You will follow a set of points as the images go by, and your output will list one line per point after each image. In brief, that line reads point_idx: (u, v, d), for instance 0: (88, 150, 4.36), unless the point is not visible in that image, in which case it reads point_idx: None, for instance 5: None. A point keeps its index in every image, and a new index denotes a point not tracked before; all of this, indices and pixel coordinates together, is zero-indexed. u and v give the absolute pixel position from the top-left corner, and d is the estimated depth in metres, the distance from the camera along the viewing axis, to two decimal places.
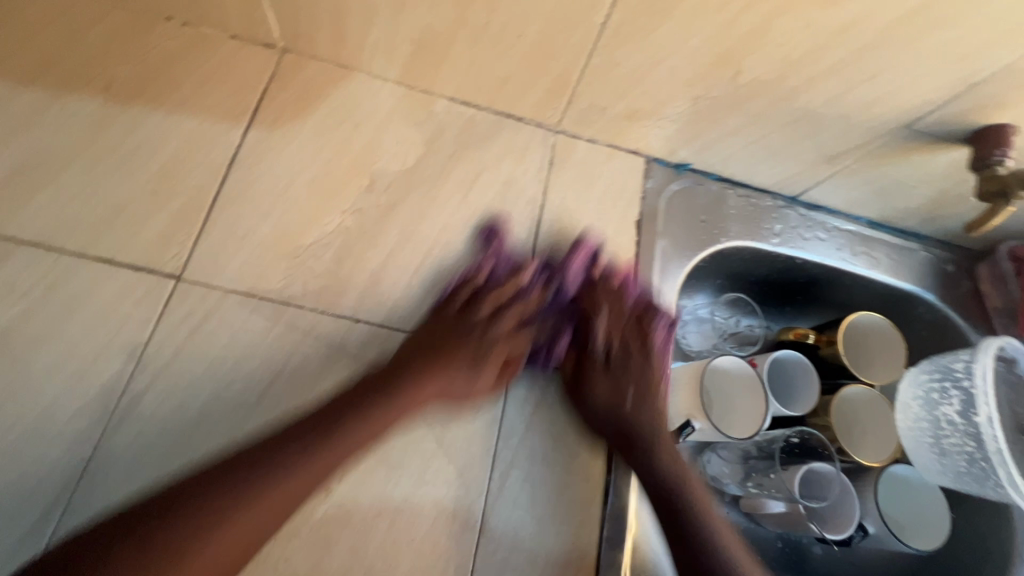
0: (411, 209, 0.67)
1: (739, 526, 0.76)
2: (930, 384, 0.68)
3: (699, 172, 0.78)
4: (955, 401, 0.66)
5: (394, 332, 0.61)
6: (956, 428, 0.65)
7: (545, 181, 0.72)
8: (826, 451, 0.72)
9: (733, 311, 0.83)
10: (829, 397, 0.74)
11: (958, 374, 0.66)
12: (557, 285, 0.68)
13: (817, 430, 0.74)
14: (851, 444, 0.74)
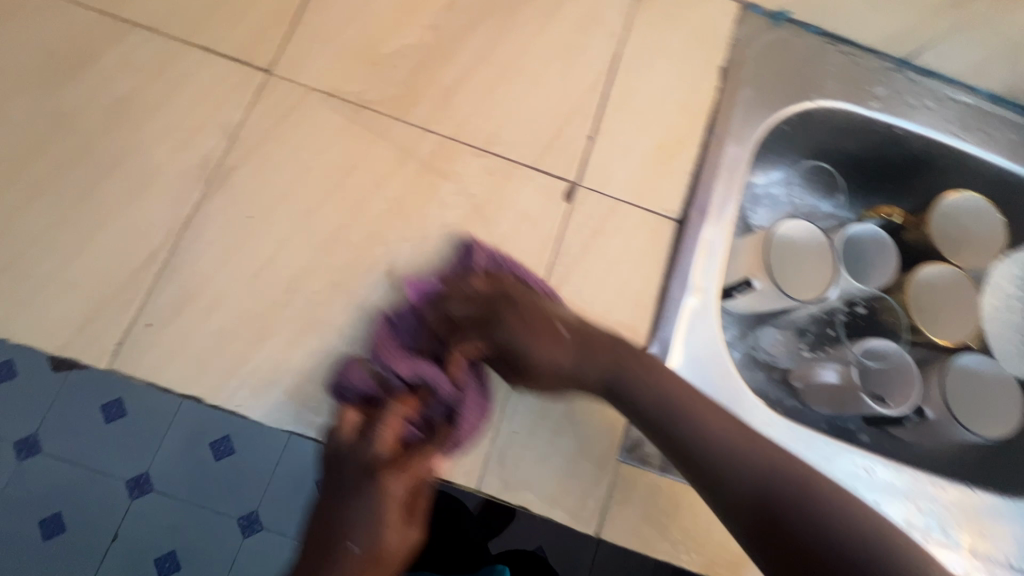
0: (487, 31, 0.66)
1: (785, 404, 0.73)
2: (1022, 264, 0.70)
3: (797, 23, 0.72)
4: None
5: (463, 145, 0.62)
6: None
7: (629, 16, 0.69)
8: (889, 325, 0.71)
9: (812, 188, 0.77)
10: (906, 277, 0.69)
11: None
12: (630, 121, 0.66)
13: (886, 299, 0.70)
14: (927, 326, 0.69)
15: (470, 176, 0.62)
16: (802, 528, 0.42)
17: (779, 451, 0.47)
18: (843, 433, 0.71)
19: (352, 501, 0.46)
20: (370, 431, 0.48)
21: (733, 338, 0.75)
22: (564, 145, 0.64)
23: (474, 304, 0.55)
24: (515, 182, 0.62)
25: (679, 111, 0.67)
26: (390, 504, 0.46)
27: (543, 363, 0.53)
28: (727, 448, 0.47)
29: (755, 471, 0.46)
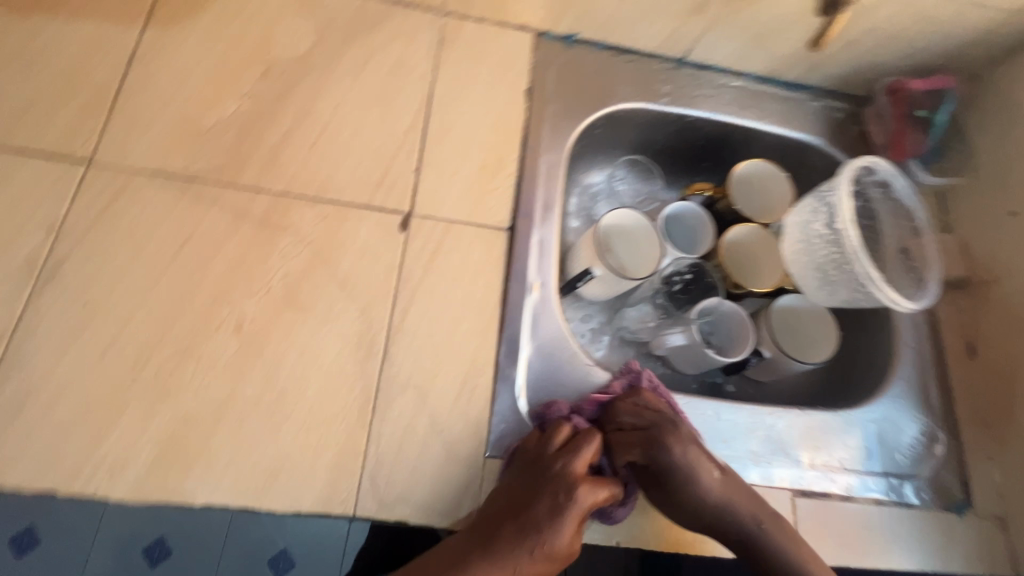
0: (305, 92, 0.72)
1: (657, 373, 0.84)
2: (808, 204, 0.73)
3: (586, 42, 0.82)
4: (820, 216, 0.71)
5: (296, 198, 0.67)
6: (824, 241, 0.71)
7: (435, 59, 0.77)
8: (711, 279, 0.80)
9: (637, 176, 0.90)
10: (719, 241, 0.80)
11: (825, 190, 0.71)
12: (450, 150, 0.73)
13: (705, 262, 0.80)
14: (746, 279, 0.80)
15: (306, 225, 0.66)
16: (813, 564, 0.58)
17: (787, 547, 0.58)
18: (714, 387, 0.83)
19: (527, 540, 0.54)
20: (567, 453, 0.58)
21: (599, 326, 0.85)
22: (393, 181, 0.70)
23: (643, 419, 0.62)
24: (351, 223, 0.67)
25: (494, 133, 0.75)
26: (551, 548, 0.54)
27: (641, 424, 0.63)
28: (754, 523, 0.59)
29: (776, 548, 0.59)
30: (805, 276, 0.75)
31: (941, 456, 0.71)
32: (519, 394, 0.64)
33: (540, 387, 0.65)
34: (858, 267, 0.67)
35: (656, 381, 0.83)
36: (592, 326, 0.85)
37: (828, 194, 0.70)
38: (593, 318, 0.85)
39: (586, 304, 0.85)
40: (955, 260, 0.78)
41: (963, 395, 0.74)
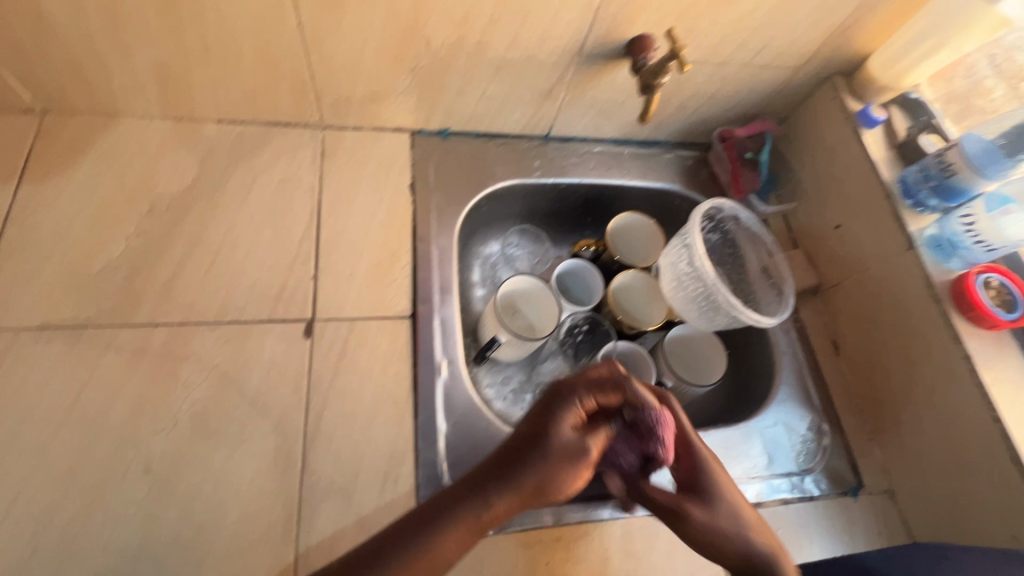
0: (194, 221, 0.75)
1: None
2: (671, 248, 0.83)
3: (459, 133, 0.91)
4: (682, 258, 0.81)
5: (196, 325, 0.68)
6: (688, 279, 0.80)
7: (320, 170, 0.83)
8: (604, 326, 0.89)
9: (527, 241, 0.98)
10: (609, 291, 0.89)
11: (682, 233, 0.82)
12: (345, 251, 0.77)
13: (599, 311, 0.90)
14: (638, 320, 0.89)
15: (208, 350, 0.67)
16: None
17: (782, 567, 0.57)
18: None
19: (522, 489, 0.53)
20: (592, 390, 0.59)
21: (520, 385, 0.90)
22: (293, 292, 0.73)
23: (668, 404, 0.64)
24: (255, 339, 0.69)
25: (385, 229, 0.80)
26: (555, 490, 0.54)
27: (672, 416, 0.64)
28: (760, 549, 0.57)
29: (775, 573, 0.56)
30: (686, 309, 0.84)
31: (830, 447, 0.79)
32: (443, 474, 0.66)
33: (462, 462, 0.68)
34: (720, 296, 0.76)
35: None
36: (513, 385, 0.90)
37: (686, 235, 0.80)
38: (513, 377, 0.90)
39: (504, 368, 0.90)
40: (805, 270, 0.90)
41: (836, 387, 0.84)
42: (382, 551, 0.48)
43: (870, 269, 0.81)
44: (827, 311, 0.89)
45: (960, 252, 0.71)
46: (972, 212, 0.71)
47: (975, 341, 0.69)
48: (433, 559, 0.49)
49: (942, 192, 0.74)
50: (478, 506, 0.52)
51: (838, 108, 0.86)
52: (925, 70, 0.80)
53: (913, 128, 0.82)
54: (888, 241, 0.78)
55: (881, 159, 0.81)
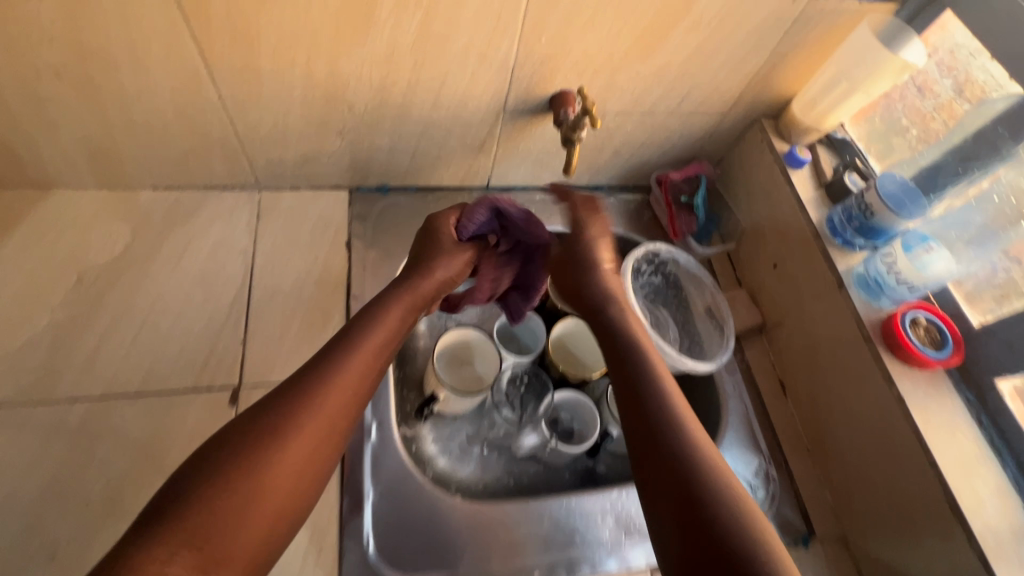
0: (122, 291, 0.75)
1: (532, 470, 0.87)
2: None
3: (398, 188, 0.92)
4: None
5: (114, 398, 0.67)
6: None
7: (255, 232, 0.83)
8: (544, 380, 0.88)
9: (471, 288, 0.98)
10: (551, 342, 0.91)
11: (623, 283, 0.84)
12: (277, 314, 0.77)
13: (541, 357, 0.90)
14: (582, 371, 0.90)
15: (127, 424, 0.66)
16: (729, 511, 0.48)
17: (730, 497, 0.50)
18: (590, 470, 0.89)
19: (384, 305, 0.67)
20: (454, 209, 0.79)
21: (468, 438, 0.88)
22: (219, 358, 0.72)
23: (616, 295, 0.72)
24: (177, 411, 0.68)
25: (319, 289, 0.80)
26: (436, 275, 0.73)
27: (614, 317, 0.69)
28: (675, 424, 0.55)
29: (687, 450, 0.53)
30: None
31: (779, 493, 0.77)
32: (368, 546, 0.65)
33: (390, 530, 0.66)
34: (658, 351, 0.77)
35: (531, 478, 0.86)
36: (460, 440, 0.88)
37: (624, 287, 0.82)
38: (460, 431, 0.89)
39: (451, 422, 0.89)
40: (749, 310, 0.90)
41: (784, 429, 0.82)
42: (302, 379, 0.56)
43: (807, 308, 0.81)
44: (772, 349, 0.88)
45: (886, 292, 0.72)
46: (892, 253, 0.73)
47: (907, 381, 0.68)
48: (342, 388, 0.57)
49: (865, 231, 0.75)
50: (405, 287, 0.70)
51: (767, 149, 0.88)
52: (844, 112, 0.81)
53: (840, 167, 0.83)
54: (821, 280, 0.78)
55: (808, 198, 0.83)
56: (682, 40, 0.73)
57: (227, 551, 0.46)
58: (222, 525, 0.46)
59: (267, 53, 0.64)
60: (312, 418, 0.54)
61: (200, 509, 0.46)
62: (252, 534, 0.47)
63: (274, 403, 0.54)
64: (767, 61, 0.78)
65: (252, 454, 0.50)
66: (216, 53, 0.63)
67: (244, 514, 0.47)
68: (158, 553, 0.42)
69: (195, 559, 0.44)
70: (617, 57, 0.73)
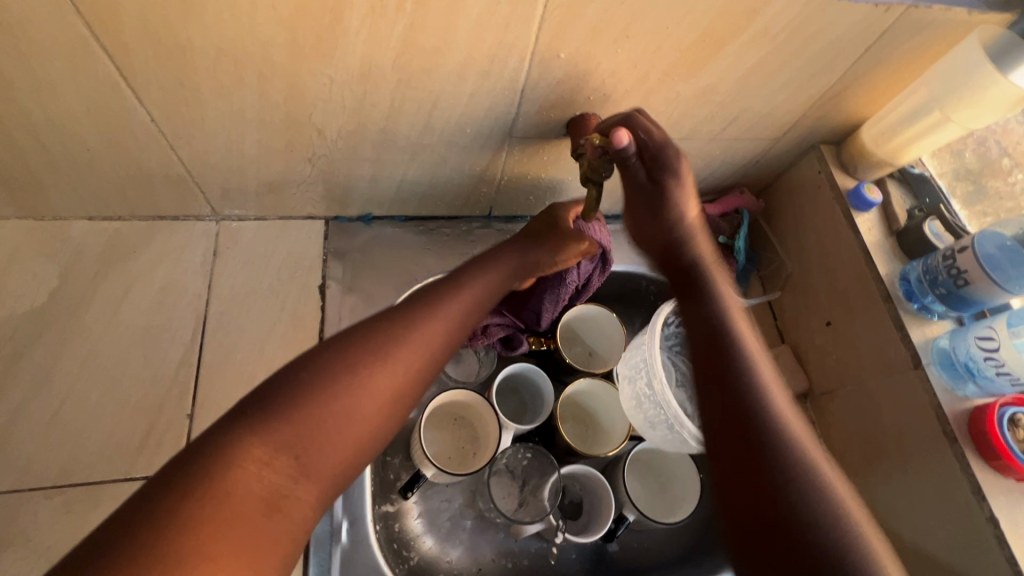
0: (44, 351, 0.62)
1: (532, 550, 0.74)
2: (630, 360, 0.71)
3: (384, 219, 0.77)
4: (642, 374, 0.68)
5: (30, 492, 0.56)
6: (649, 400, 0.67)
7: (210, 274, 0.69)
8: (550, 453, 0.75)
9: None
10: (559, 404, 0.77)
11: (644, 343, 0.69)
12: (232, 379, 0.65)
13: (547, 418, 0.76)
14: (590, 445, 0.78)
15: (43, 525, 0.55)
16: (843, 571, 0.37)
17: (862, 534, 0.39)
18: (600, 550, 0.76)
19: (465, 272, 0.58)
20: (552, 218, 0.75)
21: (458, 511, 0.74)
22: (160, 437, 0.60)
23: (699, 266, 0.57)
24: (103, 507, 0.57)
25: (285, 346, 0.68)
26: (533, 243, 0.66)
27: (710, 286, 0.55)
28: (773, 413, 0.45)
29: (783, 447, 0.43)
30: (648, 432, 0.70)
31: None
32: None
33: None
34: (684, 430, 0.63)
35: (531, 561, 0.73)
36: (450, 512, 0.74)
37: (646, 342, 0.69)
38: (451, 500, 0.75)
39: (439, 491, 0.74)
40: (793, 374, 0.76)
41: None
42: (405, 305, 0.51)
43: (866, 383, 0.67)
44: (819, 422, 0.74)
45: (978, 380, 0.58)
46: (993, 334, 0.58)
47: (994, 494, 0.56)
48: (444, 322, 0.51)
49: (951, 300, 0.62)
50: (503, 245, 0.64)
51: (827, 184, 0.73)
52: (927, 146, 0.67)
53: (916, 212, 0.70)
54: (889, 354, 0.65)
55: (876, 248, 0.68)
56: (736, 57, 0.58)
57: (320, 463, 0.42)
58: (317, 437, 0.42)
59: (207, 70, 0.50)
60: (368, 395, 0.44)
61: (300, 418, 0.41)
62: (342, 452, 0.43)
63: (380, 325, 0.48)
64: (838, 82, 0.63)
65: (342, 372, 0.44)
66: (140, 69, 0.49)
67: (333, 434, 0.42)
68: (256, 452, 0.39)
69: (289, 470, 0.40)
70: (654, 76, 0.58)
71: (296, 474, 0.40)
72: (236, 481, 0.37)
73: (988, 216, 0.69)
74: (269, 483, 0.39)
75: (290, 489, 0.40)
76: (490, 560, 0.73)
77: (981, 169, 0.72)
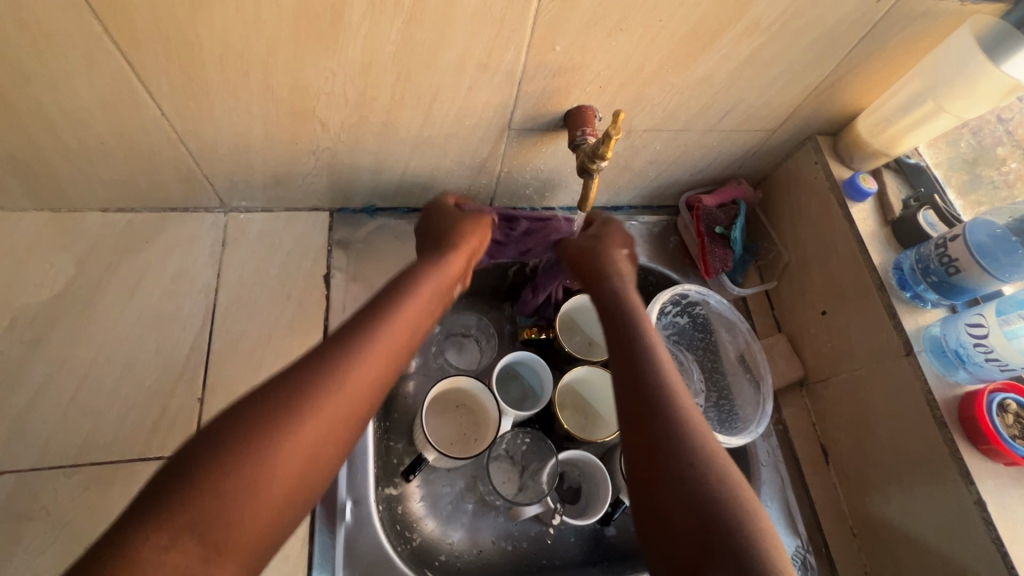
0: (62, 337, 0.65)
1: (531, 533, 0.76)
2: None
3: (386, 210, 0.79)
4: None
5: (50, 470, 0.59)
6: None
7: (218, 264, 0.72)
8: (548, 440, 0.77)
9: (462, 319, 0.85)
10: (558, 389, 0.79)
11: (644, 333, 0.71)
12: (239, 365, 0.67)
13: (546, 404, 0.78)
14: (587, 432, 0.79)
15: (62, 502, 0.58)
16: None
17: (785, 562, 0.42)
18: (597, 534, 0.77)
19: (377, 307, 0.54)
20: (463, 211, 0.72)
21: (459, 494, 0.76)
22: (172, 420, 0.63)
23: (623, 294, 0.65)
24: (119, 485, 0.59)
25: (291, 333, 0.70)
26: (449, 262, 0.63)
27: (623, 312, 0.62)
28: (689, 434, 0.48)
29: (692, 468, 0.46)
30: None
31: None
32: None
33: None
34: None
35: (530, 544, 0.75)
36: (451, 495, 0.76)
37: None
38: (452, 484, 0.77)
39: (441, 475, 0.77)
40: (788, 362, 0.77)
41: (824, 507, 0.71)
42: (322, 351, 0.48)
43: (859, 370, 0.68)
44: (814, 409, 0.75)
45: (968, 367, 0.59)
46: (982, 320, 0.59)
47: (983, 477, 0.57)
48: (370, 365, 0.49)
49: (943, 289, 0.63)
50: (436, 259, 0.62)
51: (822, 174, 0.74)
52: (923, 136, 0.67)
53: (911, 202, 0.70)
54: (882, 342, 0.66)
55: (871, 237, 0.69)
56: (729, 49, 0.59)
57: (234, 536, 0.39)
58: (227, 507, 0.38)
59: (214, 65, 0.52)
60: (282, 457, 0.42)
61: (200, 496, 0.38)
62: (259, 514, 0.40)
63: (290, 377, 0.45)
64: (833, 73, 0.64)
65: (255, 434, 0.41)
66: (151, 64, 0.51)
67: (244, 500, 0.39)
68: (156, 537, 0.35)
69: (195, 549, 0.37)
70: (649, 68, 0.60)
71: (204, 555, 0.37)
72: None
73: (983, 205, 0.70)
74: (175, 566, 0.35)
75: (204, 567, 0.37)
76: (490, 542, 0.75)
77: (977, 158, 0.73)
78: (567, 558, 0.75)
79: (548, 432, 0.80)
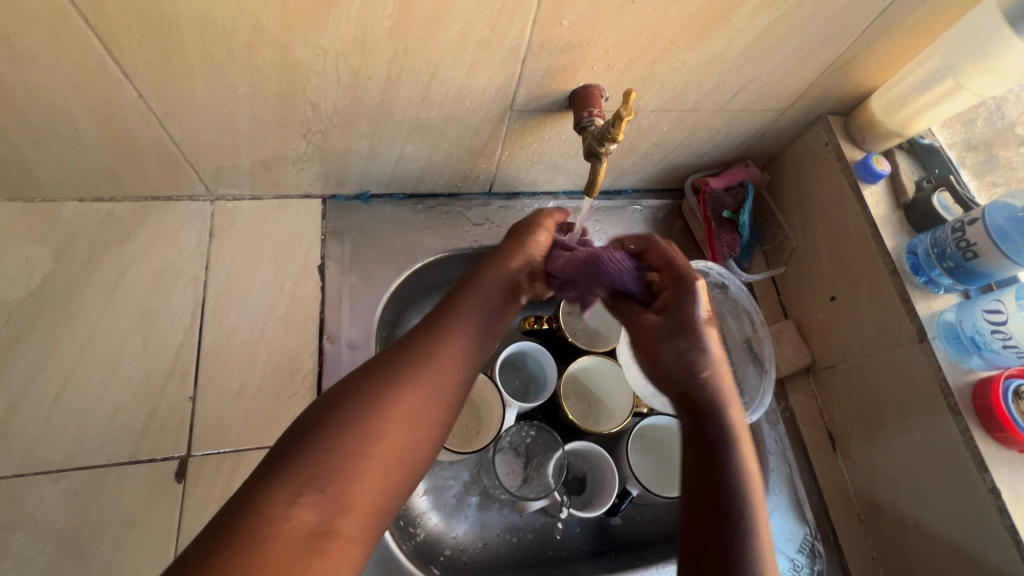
0: (41, 336, 0.61)
1: (537, 524, 0.75)
2: None
3: (381, 196, 0.76)
4: None
5: (35, 476, 0.56)
6: None
7: (206, 255, 0.68)
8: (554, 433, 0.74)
9: None
10: (562, 379, 0.77)
11: None
12: (233, 361, 0.64)
13: (549, 394, 0.76)
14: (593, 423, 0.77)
15: (51, 508, 0.55)
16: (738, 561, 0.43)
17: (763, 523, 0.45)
18: (603, 525, 0.76)
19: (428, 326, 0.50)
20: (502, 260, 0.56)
21: (464, 487, 0.75)
22: (164, 421, 0.60)
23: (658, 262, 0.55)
24: (109, 490, 0.57)
25: (285, 326, 0.67)
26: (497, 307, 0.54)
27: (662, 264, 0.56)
28: (745, 491, 0.46)
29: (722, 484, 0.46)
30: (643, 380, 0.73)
31: (824, 574, 0.66)
32: None
33: None
34: None
35: (536, 535, 0.74)
36: (456, 488, 0.75)
37: None
38: (457, 477, 0.75)
39: (445, 469, 0.75)
40: (796, 348, 0.76)
41: (832, 494, 0.70)
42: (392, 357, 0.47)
43: (871, 356, 0.67)
44: (821, 395, 0.74)
45: (984, 353, 0.58)
46: (1001, 306, 0.58)
47: (1001, 465, 0.56)
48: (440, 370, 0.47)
49: (959, 274, 0.61)
50: (502, 259, 0.56)
51: (833, 155, 0.71)
52: (939, 115, 0.65)
53: (924, 183, 0.69)
54: (894, 328, 0.64)
55: (884, 220, 0.67)
56: (746, 22, 0.55)
57: (351, 497, 0.40)
58: (350, 473, 0.40)
59: (194, 42, 0.48)
60: (374, 476, 0.41)
61: (322, 468, 0.40)
62: (363, 493, 0.40)
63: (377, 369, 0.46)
64: (850, 48, 0.61)
65: (351, 437, 0.41)
66: (125, 42, 0.47)
67: (349, 479, 0.40)
68: (286, 493, 0.38)
69: (320, 505, 0.38)
70: (660, 44, 0.56)
71: (330, 508, 0.39)
72: (259, 539, 0.36)
73: (998, 185, 0.68)
74: (301, 521, 0.37)
75: (326, 528, 0.38)
76: (495, 534, 0.74)
77: (990, 139, 0.71)
78: (573, 549, 0.74)
79: (552, 422, 0.79)
